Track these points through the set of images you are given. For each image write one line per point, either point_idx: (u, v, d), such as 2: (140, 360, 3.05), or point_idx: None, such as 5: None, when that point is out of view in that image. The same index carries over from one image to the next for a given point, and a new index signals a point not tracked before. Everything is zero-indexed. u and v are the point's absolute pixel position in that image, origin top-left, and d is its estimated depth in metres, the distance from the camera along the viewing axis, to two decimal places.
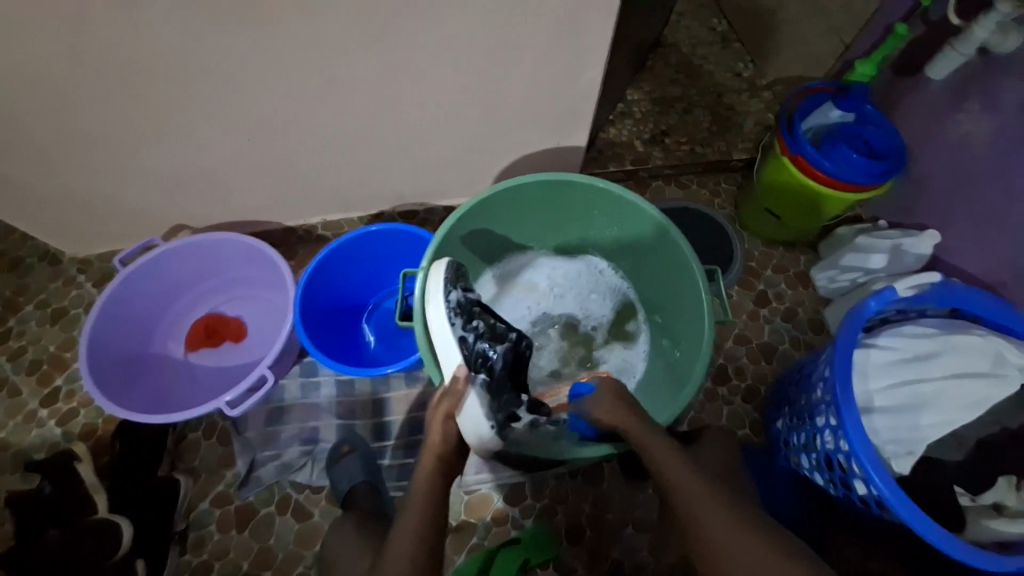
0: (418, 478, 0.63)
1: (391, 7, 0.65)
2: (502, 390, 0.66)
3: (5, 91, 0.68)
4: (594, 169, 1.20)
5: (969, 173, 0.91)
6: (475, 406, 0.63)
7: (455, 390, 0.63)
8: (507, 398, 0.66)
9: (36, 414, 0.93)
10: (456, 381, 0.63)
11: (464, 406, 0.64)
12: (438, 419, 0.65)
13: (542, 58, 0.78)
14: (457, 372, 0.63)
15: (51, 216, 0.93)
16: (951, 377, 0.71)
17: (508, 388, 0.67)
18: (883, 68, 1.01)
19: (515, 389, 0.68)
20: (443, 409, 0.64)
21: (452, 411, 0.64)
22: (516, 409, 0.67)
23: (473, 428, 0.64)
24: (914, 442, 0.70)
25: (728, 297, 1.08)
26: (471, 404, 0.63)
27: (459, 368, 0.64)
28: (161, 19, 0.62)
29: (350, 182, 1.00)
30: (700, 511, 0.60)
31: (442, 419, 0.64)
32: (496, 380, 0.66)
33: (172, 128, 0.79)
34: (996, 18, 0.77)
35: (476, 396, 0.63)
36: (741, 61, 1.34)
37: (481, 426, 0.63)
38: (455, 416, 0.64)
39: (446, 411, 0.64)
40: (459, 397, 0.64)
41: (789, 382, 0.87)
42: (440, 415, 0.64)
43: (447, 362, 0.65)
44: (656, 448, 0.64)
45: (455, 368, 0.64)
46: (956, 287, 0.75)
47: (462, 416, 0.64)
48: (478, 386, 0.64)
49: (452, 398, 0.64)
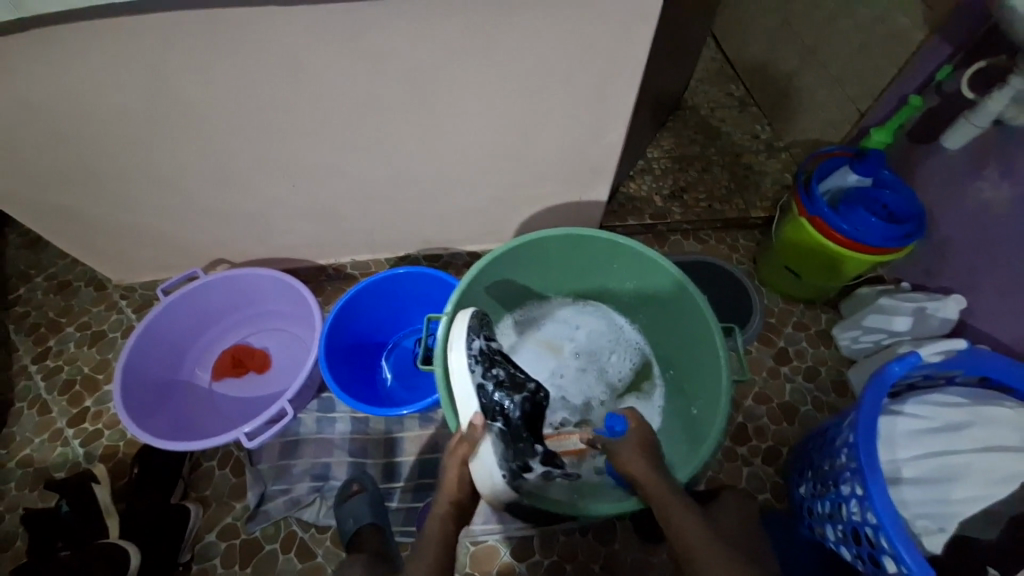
0: (431, 527, 0.65)
1: (432, 72, 0.72)
2: (517, 440, 0.65)
3: (85, 135, 0.76)
4: (614, 221, 1.24)
5: (993, 239, 0.90)
6: (489, 452, 0.63)
7: (471, 436, 0.64)
8: (521, 447, 0.65)
9: (62, 433, 0.97)
10: (472, 428, 0.64)
11: (478, 452, 0.64)
12: (454, 466, 0.66)
13: (567, 119, 0.83)
14: (474, 420, 0.64)
15: (104, 245, 1.01)
16: (983, 450, 0.69)
17: (524, 436, 0.66)
18: (899, 135, 1.04)
19: (530, 438, 0.66)
20: (458, 455, 0.66)
21: (466, 458, 0.65)
22: (529, 459, 0.65)
23: (485, 475, 0.64)
24: (947, 518, 0.67)
25: (746, 353, 1.07)
26: (485, 450, 0.63)
27: (476, 416, 0.64)
28: (228, 77, 0.70)
29: (381, 226, 1.06)
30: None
31: (457, 466, 0.66)
32: (511, 429, 0.65)
33: (224, 171, 0.86)
34: (1010, 91, 0.79)
35: (490, 442, 0.64)
36: (759, 124, 1.41)
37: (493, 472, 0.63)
38: (468, 463, 0.66)
39: (461, 456, 0.65)
40: (473, 442, 0.64)
41: (813, 445, 0.84)
42: (455, 461, 0.65)
43: (463, 407, 0.66)
44: (672, 507, 0.63)
45: (472, 415, 0.65)
46: (982, 354, 0.73)
47: (474, 462, 0.65)
48: (493, 432, 0.64)
49: (467, 444, 0.65)
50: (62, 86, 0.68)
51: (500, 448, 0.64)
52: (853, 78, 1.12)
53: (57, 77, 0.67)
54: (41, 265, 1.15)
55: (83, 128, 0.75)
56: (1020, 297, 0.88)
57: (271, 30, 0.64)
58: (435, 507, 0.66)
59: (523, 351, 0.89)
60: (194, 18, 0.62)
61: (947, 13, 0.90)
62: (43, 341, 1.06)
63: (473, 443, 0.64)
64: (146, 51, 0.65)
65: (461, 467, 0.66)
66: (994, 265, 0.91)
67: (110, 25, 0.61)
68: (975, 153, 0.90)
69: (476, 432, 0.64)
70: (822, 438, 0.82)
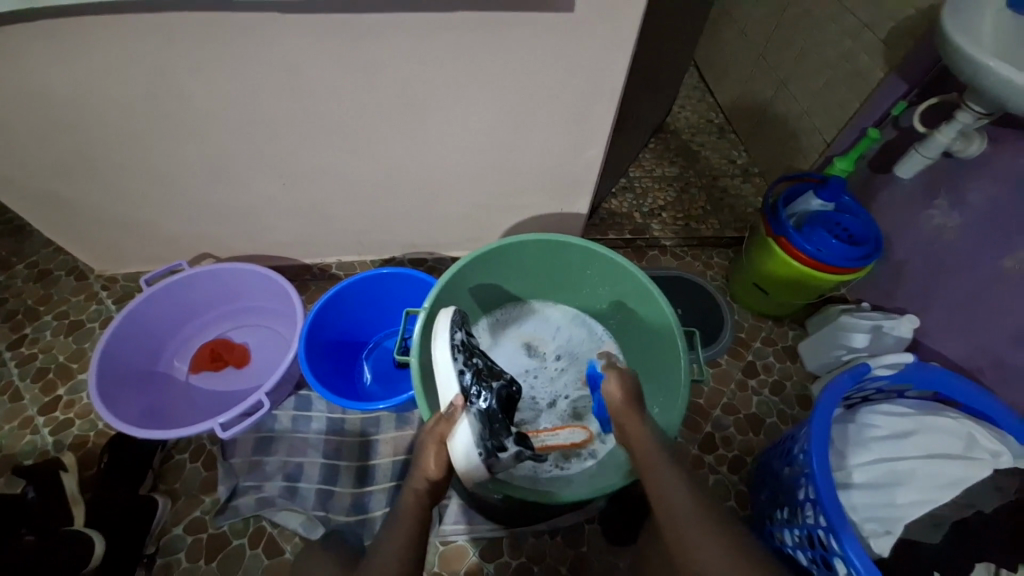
0: (404, 503, 0.63)
1: (424, 84, 0.76)
2: (495, 420, 0.68)
3: (81, 125, 0.78)
4: (594, 234, 1.28)
5: (944, 264, 0.97)
6: (467, 428, 0.64)
7: (450, 415, 0.65)
8: (499, 426, 0.68)
9: (32, 420, 0.96)
10: (453, 406, 0.66)
11: (456, 430, 0.65)
12: (431, 445, 0.65)
13: (550, 135, 0.88)
14: (456, 400, 0.66)
15: (92, 235, 1.02)
16: (926, 457, 0.74)
17: (502, 415, 0.70)
18: (861, 165, 1.10)
19: (506, 422, 0.70)
20: (436, 433, 0.65)
21: (445, 434, 0.65)
22: (504, 439, 0.67)
23: (462, 452, 0.64)
24: (893, 521, 0.71)
25: (715, 366, 1.11)
26: (463, 429, 0.64)
27: (456, 396, 0.67)
28: (228, 78, 0.73)
29: (368, 228, 1.09)
30: (695, 546, 0.56)
31: (435, 444, 0.65)
32: (492, 410, 0.69)
33: (216, 167, 0.88)
34: (958, 126, 0.85)
35: (468, 421, 0.65)
36: (736, 150, 1.49)
37: (471, 451, 0.63)
38: (446, 443, 0.65)
39: (439, 435, 0.65)
40: (453, 421, 0.65)
41: (773, 455, 0.88)
42: (433, 439, 0.65)
43: (445, 390, 0.68)
44: (654, 468, 0.63)
45: (453, 397, 0.67)
46: (933, 368, 0.78)
47: (452, 442, 0.64)
48: (472, 409, 0.67)
49: (446, 422, 0.65)
50: (66, 76, 0.70)
51: (479, 424, 0.66)
52: (820, 111, 1.20)
53: (62, 68, 0.69)
54: (23, 253, 1.14)
55: (81, 117, 0.77)
56: (968, 318, 0.94)
57: (275, 37, 0.68)
58: (411, 482, 0.66)
59: (500, 345, 0.93)
60: (200, 22, 0.65)
61: (903, 56, 0.98)
62: (18, 328, 1.06)
63: (453, 420, 0.65)
64: (153, 48, 0.68)
65: (439, 448, 0.65)
66: (945, 288, 0.97)
67: (121, 22, 0.64)
68: (926, 183, 0.97)
69: (457, 409, 0.65)
70: (780, 446, 0.86)
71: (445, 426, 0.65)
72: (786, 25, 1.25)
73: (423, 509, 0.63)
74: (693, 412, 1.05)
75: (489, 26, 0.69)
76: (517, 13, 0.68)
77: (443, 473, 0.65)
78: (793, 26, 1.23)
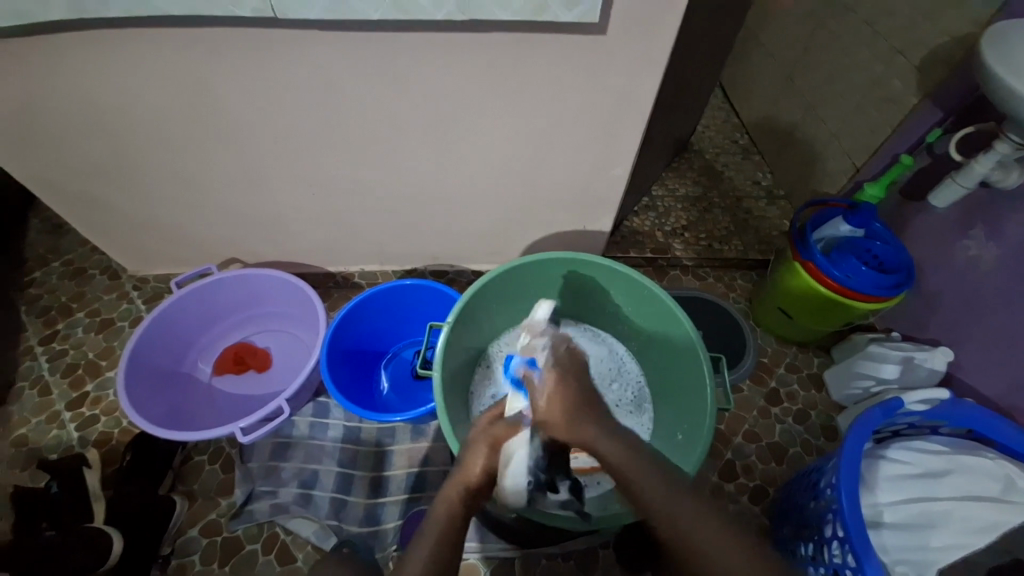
0: (442, 500, 0.60)
1: (455, 100, 0.78)
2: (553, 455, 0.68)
3: (126, 132, 0.81)
4: (616, 252, 1.27)
5: (979, 296, 0.94)
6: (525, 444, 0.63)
7: (514, 423, 0.64)
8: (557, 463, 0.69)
9: (60, 415, 0.98)
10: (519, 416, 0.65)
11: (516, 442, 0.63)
12: (482, 447, 0.63)
13: (577, 153, 0.88)
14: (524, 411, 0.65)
15: (128, 236, 1.05)
16: (962, 498, 0.70)
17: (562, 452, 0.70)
18: (892, 192, 1.08)
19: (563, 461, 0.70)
20: (490, 436, 0.64)
21: (501, 438, 0.63)
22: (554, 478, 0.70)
23: (514, 470, 0.62)
24: (926, 565, 0.68)
25: (737, 391, 1.09)
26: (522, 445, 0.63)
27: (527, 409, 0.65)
28: (269, 91, 0.76)
29: (393, 239, 1.10)
30: None
31: (486, 446, 0.63)
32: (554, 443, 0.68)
33: (250, 176, 0.91)
34: (996, 157, 0.82)
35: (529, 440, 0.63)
36: (761, 171, 1.48)
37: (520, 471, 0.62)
38: (498, 449, 0.63)
39: (491, 441, 0.63)
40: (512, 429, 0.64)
41: (797, 487, 0.85)
42: (486, 440, 0.64)
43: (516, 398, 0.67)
44: None
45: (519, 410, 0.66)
46: (966, 405, 0.75)
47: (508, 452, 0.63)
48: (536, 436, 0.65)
49: (505, 427, 0.64)
50: (114, 83, 0.73)
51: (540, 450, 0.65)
52: (850, 135, 1.19)
53: (114, 78, 0.73)
54: (60, 251, 1.19)
55: (127, 124, 0.80)
56: (1004, 353, 0.91)
57: (316, 54, 0.70)
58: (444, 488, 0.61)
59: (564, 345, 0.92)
60: (246, 37, 0.68)
61: (938, 82, 0.97)
62: (51, 324, 1.09)
63: (513, 428, 0.64)
64: (197, 58, 0.71)
65: (490, 451, 0.63)
66: (980, 321, 0.94)
67: (170, 32, 0.67)
68: (962, 213, 0.95)
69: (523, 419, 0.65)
70: (805, 480, 0.83)
71: (503, 430, 0.64)
72: (816, 49, 1.25)
73: (457, 513, 0.59)
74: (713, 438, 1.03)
75: (522, 46, 0.70)
76: (550, 33, 0.68)
77: (487, 480, 0.62)
78: (824, 50, 1.23)
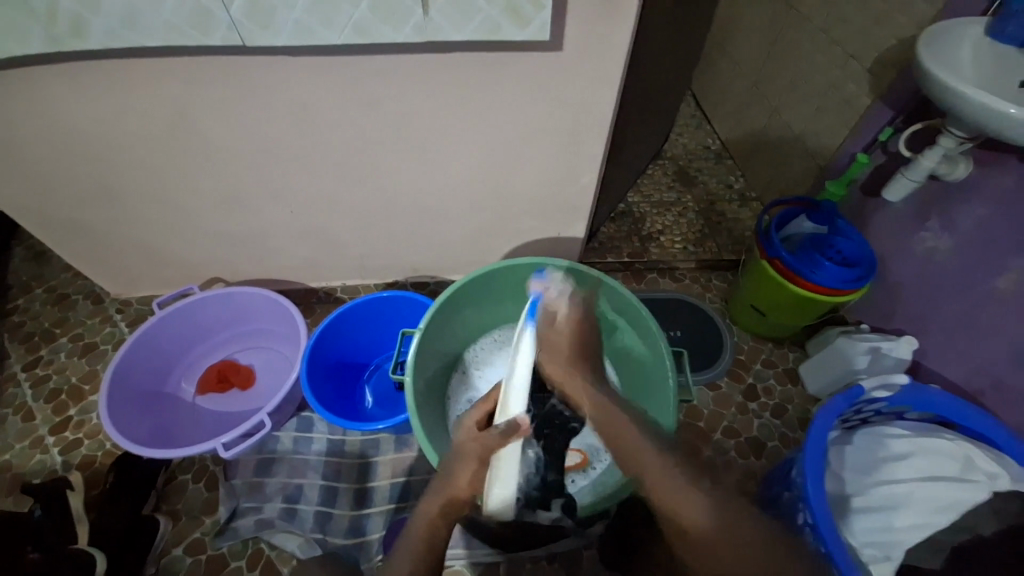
0: (425, 507, 0.60)
1: (423, 118, 0.81)
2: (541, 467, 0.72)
3: (106, 159, 0.84)
4: (593, 257, 1.30)
5: (939, 285, 0.97)
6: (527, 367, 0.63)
7: (510, 430, 0.58)
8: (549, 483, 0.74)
9: (43, 440, 0.98)
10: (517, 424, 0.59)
11: (501, 466, 0.61)
12: (468, 465, 0.60)
13: (546, 162, 0.92)
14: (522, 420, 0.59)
15: (110, 261, 1.07)
16: (922, 479, 0.74)
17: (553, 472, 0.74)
18: (853, 189, 1.12)
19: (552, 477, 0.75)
20: (477, 451, 0.60)
21: (493, 451, 0.59)
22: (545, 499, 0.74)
23: (499, 489, 0.61)
24: (892, 546, 0.71)
25: (715, 388, 1.11)
26: (509, 469, 0.61)
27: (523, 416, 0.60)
28: (243, 115, 0.79)
29: (372, 253, 1.12)
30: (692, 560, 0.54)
31: (474, 463, 0.60)
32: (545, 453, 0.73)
33: (229, 197, 0.94)
34: (942, 151, 0.86)
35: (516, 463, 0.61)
36: (733, 175, 1.52)
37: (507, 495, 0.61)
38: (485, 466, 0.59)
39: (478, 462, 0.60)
40: (508, 437, 0.59)
41: (773, 479, 0.86)
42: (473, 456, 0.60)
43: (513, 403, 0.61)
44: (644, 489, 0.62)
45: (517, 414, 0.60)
46: (927, 391, 0.78)
47: (495, 480, 0.61)
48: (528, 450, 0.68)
49: (500, 436, 0.59)
50: (92, 112, 0.76)
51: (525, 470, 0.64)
52: (812, 137, 1.23)
53: (91, 107, 0.75)
54: (43, 278, 1.20)
55: (105, 151, 0.82)
56: (967, 339, 0.94)
57: (286, 78, 0.74)
58: (425, 503, 0.61)
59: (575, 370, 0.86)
60: (218, 65, 0.71)
61: (888, 84, 1.02)
62: (34, 349, 1.10)
63: (506, 436, 0.59)
64: (171, 86, 0.73)
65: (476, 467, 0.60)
66: (942, 310, 0.98)
67: (144, 62, 0.70)
68: (918, 206, 0.99)
69: (520, 427, 0.59)
70: (778, 471, 0.85)
71: (493, 444, 0.59)
72: (777, 57, 1.30)
73: (437, 533, 0.59)
74: (692, 435, 1.04)
75: (483, 65, 0.74)
76: (508, 52, 0.72)
77: (472, 497, 0.61)
78: (784, 57, 1.28)
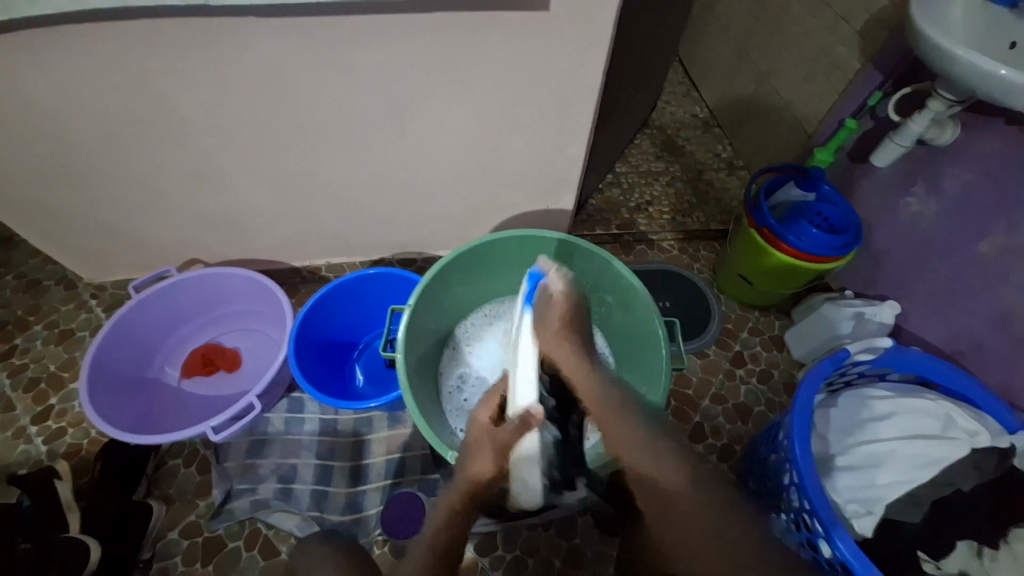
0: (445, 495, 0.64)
1: (404, 84, 0.77)
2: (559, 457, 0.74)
3: (66, 134, 0.78)
4: (582, 230, 1.29)
5: (921, 250, 0.99)
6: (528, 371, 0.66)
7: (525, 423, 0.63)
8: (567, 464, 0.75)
9: (25, 431, 0.96)
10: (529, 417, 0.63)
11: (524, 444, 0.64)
12: (482, 462, 0.64)
13: (533, 132, 0.89)
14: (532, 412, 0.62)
15: (80, 244, 1.02)
16: (904, 437, 0.77)
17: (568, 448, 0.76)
18: (841, 156, 1.12)
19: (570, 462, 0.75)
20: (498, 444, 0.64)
21: (509, 443, 0.64)
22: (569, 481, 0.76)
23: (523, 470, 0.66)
24: (874, 502, 0.74)
25: (704, 357, 1.12)
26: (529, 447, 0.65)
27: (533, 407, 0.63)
28: (211, 83, 0.74)
29: (356, 230, 1.10)
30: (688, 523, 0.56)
31: (488, 451, 0.65)
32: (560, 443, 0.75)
33: (202, 174, 0.89)
34: (930, 115, 0.85)
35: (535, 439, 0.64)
36: (721, 144, 1.51)
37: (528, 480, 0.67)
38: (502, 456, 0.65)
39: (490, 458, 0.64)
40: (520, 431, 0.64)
41: (760, 441, 0.88)
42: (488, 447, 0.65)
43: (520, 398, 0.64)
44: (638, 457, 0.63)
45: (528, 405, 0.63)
46: (910, 353, 0.80)
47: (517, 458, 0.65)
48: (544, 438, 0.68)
49: (514, 430, 0.64)
50: (46, 83, 0.70)
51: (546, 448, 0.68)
52: (800, 103, 1.22)
53: (45, 78, 0.70)
54: (11, 264, 1.14)
55: (64, 126, 0.77)
56: (947, 302, 0.97)
57: (258, 43, 0.69)
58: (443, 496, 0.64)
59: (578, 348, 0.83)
60: (184, 30, 0.66)
61: (878, 46, 1.00)
62: (8, 338, 1.06)
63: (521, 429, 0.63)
64: (132, 54, 0.68)
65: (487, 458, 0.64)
66: (923, 274, 1.00)
67: (98, 27, 0.65)
68: (904, 171, 0.99)
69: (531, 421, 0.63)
70: (765, 433, 0.87)
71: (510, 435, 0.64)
72: (766, 20, 1.27)
73: (457, 523, 0.62)
74: (680, 403, 1.06)
75: (467, 27, 0.70)
76: (493, 13, 0.69)
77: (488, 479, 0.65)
78: (773, 20, 1.25)
